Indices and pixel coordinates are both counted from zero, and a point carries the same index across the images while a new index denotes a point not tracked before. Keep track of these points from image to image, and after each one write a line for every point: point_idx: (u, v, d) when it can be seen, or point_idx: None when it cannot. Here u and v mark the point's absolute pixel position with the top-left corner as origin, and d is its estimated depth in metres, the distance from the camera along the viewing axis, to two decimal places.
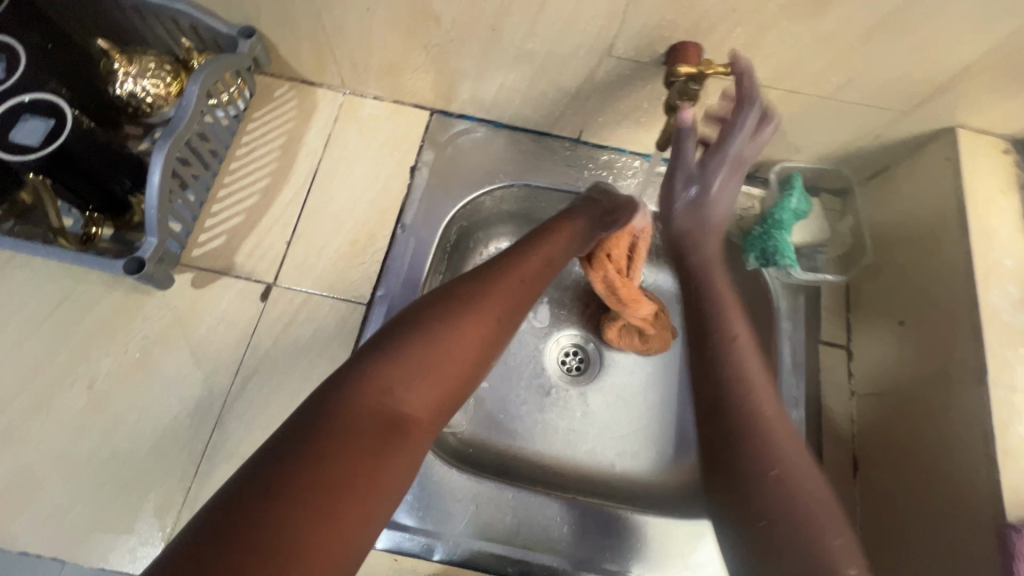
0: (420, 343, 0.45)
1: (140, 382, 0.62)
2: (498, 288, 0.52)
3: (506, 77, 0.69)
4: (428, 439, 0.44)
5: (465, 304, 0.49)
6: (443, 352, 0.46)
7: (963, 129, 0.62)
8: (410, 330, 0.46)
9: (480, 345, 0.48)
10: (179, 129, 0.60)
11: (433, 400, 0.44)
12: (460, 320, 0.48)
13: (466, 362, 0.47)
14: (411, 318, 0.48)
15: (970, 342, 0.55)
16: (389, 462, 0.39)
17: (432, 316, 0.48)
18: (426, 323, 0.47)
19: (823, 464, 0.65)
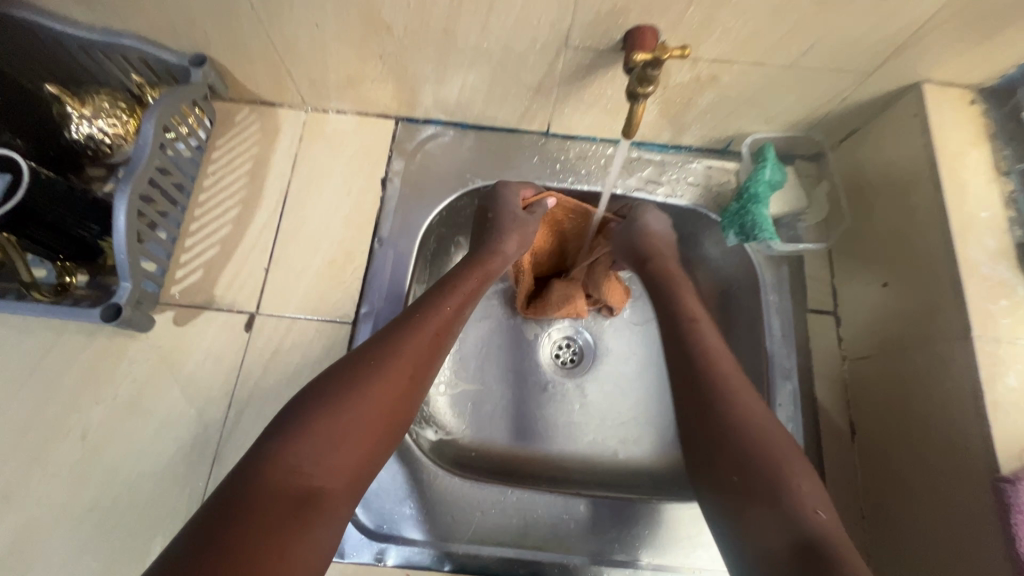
0: (325, 418, 0.46)
1: (134, 426, 0.62)
2: (405, 346, 0.53)
3: (466, 78, 0.68)
4: (344, 510, 0.45)
5: (374, 369, 0.50)
6: (350, 423, 0.47)
7: (929, 83, 0.62)
8: (317, 403, 0.47)
9: (387, 410, 0.49)
10: (138, 172, 0.58)
11: (345, 472, 0.45)
12: (365, 386, 0.49)
13: (378, 426, 0.48)
14: (319, 390, 0.48)
15: (952, 298, 0.55)
16: (300, 542, 0.40)
17: (338, 385, 0.48)
18: (330, 395, 0.48)
19: (820, 432, 0.66)
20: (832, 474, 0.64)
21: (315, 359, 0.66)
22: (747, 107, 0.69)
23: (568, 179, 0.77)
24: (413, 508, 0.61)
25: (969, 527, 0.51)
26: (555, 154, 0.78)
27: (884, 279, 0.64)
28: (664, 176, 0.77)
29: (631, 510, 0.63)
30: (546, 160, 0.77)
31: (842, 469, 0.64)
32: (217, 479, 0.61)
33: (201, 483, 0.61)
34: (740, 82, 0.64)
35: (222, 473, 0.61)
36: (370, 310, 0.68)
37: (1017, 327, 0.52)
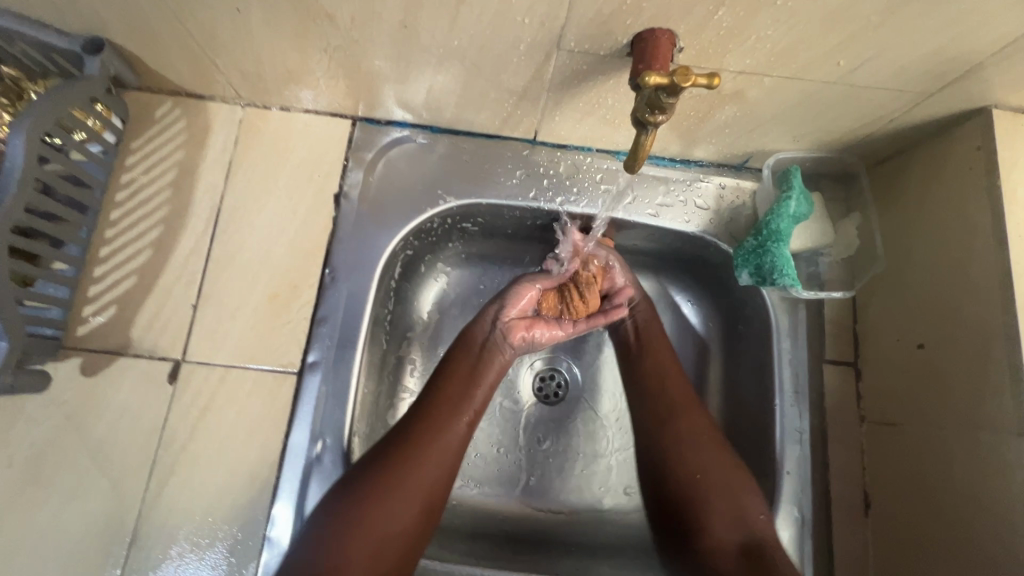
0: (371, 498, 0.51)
1: (35, 502, 0.52)
2: (437, 447, 0.54)
3: (434, 78, 0.55)
4: None
5: (410, 469, 0.53)
6: (383, 525, 0.50)
7: (998, 109, 0.51)
8: (359, 496, 0.51)
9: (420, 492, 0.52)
10: (5, 204, 0.46)
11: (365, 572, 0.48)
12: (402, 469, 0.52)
13: (400, 526, 0.51)
14: (358, 486, 0.51)
15: (1008, 384, 0.46)
16: None
17: (376, 482, 0.51)
18: (370, 490, 0.51)
19: (832, 504, 0.59)
20: (842, 553, 0.57)
21: (253, 418, 0.56)
22: (775, 124, 0.57)
23: (557, 198, 0.65)
24: None
25: None
26: (543, 166, 0.66)
27: (920, 339, 0.55)
28: (668, 196, 0.66)
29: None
30: (531, 174, 0.65)
31: (851, 547, 0.57)
32: (137, 563, 0.52)
33: (117, 567, 0.52)
34: (770, 97, 0.53)
35: (142, 554, 0.52)
36: (319, 359, 0.58)
37: None
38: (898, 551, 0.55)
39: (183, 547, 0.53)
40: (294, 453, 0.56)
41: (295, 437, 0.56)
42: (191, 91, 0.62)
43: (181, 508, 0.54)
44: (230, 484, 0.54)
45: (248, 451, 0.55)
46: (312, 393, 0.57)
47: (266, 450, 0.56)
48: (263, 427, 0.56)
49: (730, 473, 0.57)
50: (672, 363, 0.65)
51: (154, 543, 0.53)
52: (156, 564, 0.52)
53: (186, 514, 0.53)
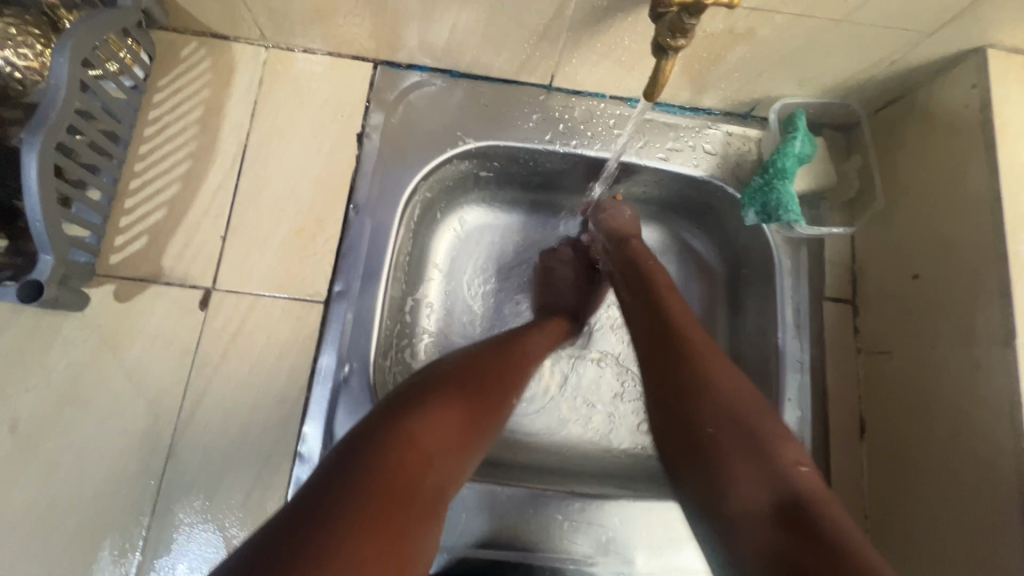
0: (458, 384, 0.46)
1: (72, 419, 0.54)
2: (518, 353, 0.53)
3: (458, 16, 0.57)
4: (447, 500, 0.41)
5: (509, 358, 0.52)
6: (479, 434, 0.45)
7: (993, 49, 0.54)
8: (448, 382, 0.45)
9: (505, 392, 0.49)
10: (50, 121, 0.47)
11: (454, 465, 0.42)
12: (494, 365, 0.50)
13: (489, 417, 0.46)
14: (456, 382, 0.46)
15: (996, 301, 0.50)
16: (426, 507, 0.38)
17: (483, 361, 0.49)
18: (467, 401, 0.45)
19: (829, 430, 0.62)
20: (838, 473, 0.61)
21: (281, 344, 0.58)
22: (782, 66, 0.60)
23: (572, 142, 0.68)
24: None
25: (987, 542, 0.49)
26: (558, 112, 0.68)
27: (914, 270, 0.59)
28: (678, 142, 0.69)
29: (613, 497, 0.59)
30: (546, 119, 0.68)
31: (847, 468, 0.61)
32: (173, 475, 0.55)
33: (153, 480, 0.54)
34: (779, 36, 0.55)
35: (177, 469, 0.55)
36: (345, 289, 0.60)
37: None
38: (891, 468, 0.59)
39: (217, 463, 0.55)
40: (322, 376, 0.58)
41: (323, 361, 0.58)
42: (216, 31, 0.63)
43: (215, 426, 0.56)
44: (260, 405, 0.57)
45: (278, 374, 0.58)
46: (338, 322, 0.59)
47: (295, 374, 0.58)
48: (292, 352, 0.58)
49: (762, 416, 0.45)
50: (667, 282, 0.58)
51: (189, 459, 0.55)
52: (191, 478, 0.55)
53: (219, 432, 0.56)
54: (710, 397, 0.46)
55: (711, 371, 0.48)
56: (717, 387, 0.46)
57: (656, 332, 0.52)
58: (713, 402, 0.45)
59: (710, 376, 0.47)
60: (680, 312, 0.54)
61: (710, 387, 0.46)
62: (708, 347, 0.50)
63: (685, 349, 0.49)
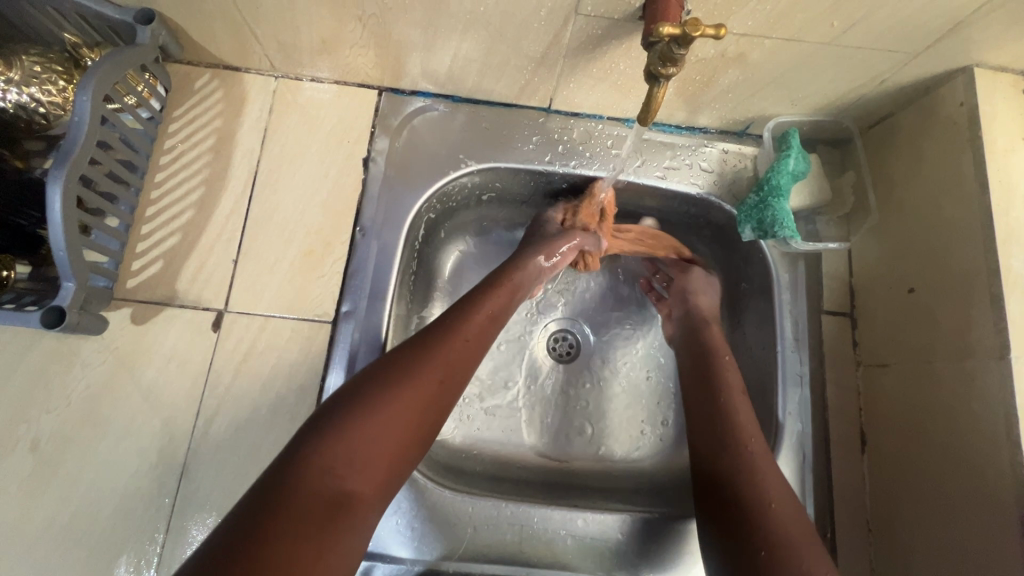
0: (387, 389, 0.45)
1: (91, 438, 0.56)
2: (451, 343, 0.51)
3: (459, 46, 0.59)
4: (374, 512, 0.42)
5: (441, 351, 0.50)
6: (400, 422, 0.44)
7: (979, 68, 0.55)
8: (374, 389, 0.45)
9: (438, 393, 0.48)
10: (74, 154, 0.50)
11: (379, 475, 0.43)
12: (426, 364, 0.48)
13: (419, 423, 0.46)
14: (368, 385, 0.46)
15: (990, 315, 0.50)
16: (345, 527, 0.39)
17: (408, 357, 0.48)
18: (388, 398, 0.45)
19: (831, 442, 0.63)
20: (839, 485, 0.62)
21: (291, 363, 0.60)
22: (774, 87, 0.62)
23: (571, 163, 0.70)
24: (406, 534, 0.58)
25: (989, 553, 0.49)
26: (557, 133, 0.70)
27: (910, 284, 0.60)
28: (674, 160, 0.70)
29: (659, 527, 0.61)
30: (546, 141, 0.70)
31: (849, 481, 0.62)
32: (187, 493, 0.56)
33: (168, 498, 0.56)
34: (770, 60, 0.57)
35: (191, 487, 0.56)
36: (352, 309, 0.62)
37: None
38: (892, 481, 0.59)
39: (229, 480, 0.57)
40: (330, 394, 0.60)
41: (331, 380, 0.60)
42: (229, 63, 0.66)
43: (227, 444, 0.58)
44: (271, 423, 0.58)
45: (288, 393, 0.59)
46: (346, 341, 0.61)
47: (304, 393, 0.60)
48: (301, 370, 0.60)
49: (807, 542, 0.46)
50: (739, 387, 0.60)
51: (202, 477, 0.57)
52: (204, 496, 0.56)
53: (231, 450, 0.57)
54: (770, 526, 0.48)
55: (771, 494, 0.50)
56: (778, 519, 0.48)
57: (725, 451, 0.55)
58: (757, 503, 0.50)
59: (768, 500, 0.50)
60: (734, 403, 0.58)
61: (772, 511, 0.49)
62: (756, 443, 0.55)
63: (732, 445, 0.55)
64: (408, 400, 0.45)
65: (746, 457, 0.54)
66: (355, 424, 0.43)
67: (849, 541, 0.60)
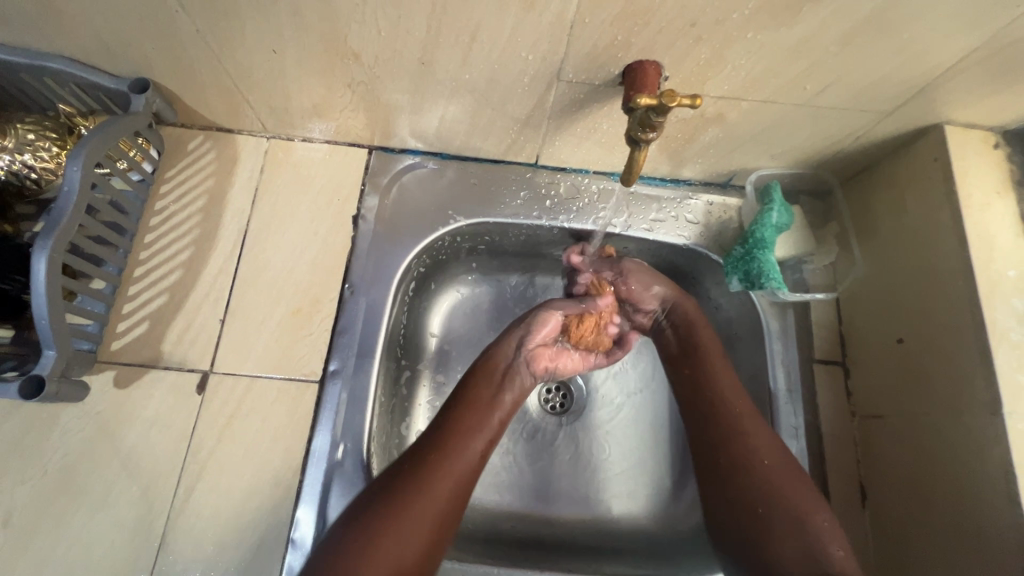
0: (385, 525, 0.49)
1: (66, 510, 0.54)
2: (451, 464, 0.54)
3: (446, 109, 0.61)
4: None
5: (441, 466, 0.54)
6: (391, 560, 0.48)
7: (950, 125, 0.57)
8: (370, 521, 0.49)
9: (438, 516, 0.52)
10: (60, 224, 0.50)
11: None
12: (431, 486, 0.52)
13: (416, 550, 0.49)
14: (369, 517, 0.49)
15: (980, 370, 0.50)
16: None
17: (408, 480, 0.52)
18: (374, 534, 0.48)
19: (831, 498, 0.62)
20: None
21: (277, 425, 0.59)
22: (754, 143, 0.63)
23: (559, 217, 0.71)
24: None
25: None
26: (544, 188, 0.71)
27: (899, 335, 0.60)
28: (660, 213, 0.72)
29: None
30: (534, 195, 0.71)
31: (851, 538, 0.60)
32: (164, 568, 0.54)
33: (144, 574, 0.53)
34: (748, 119, 0.59)
35: (168, 560, 0.54)
36: (340, 368, 0.61)
37: None
38: (895, 539, 0.57)
39: (209, 552, 0.54)
40: (316, 457, 0.58)
41: (317, 443, 0.59)
42: (222, 125, 0.68)
43: (207, 514, 0.55)
44: (254, 489, 0.57)
45: (272, 457, 0.58)
46: (333, 401, 0.60)
47: (290, 456, 0.58)
48: (287, 434, 0.59)
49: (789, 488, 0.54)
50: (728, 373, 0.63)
51: (180, 551, 0.54)
52: (182, 569, 0.54)
53: (212, 520, 0.55)
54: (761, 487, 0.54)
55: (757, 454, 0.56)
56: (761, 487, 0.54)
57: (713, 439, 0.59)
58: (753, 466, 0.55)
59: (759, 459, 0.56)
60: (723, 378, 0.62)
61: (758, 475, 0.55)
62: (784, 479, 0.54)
63: (770, 504, 0.53)
64: (414, 525, 0.50)
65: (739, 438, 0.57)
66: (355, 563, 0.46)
67: None
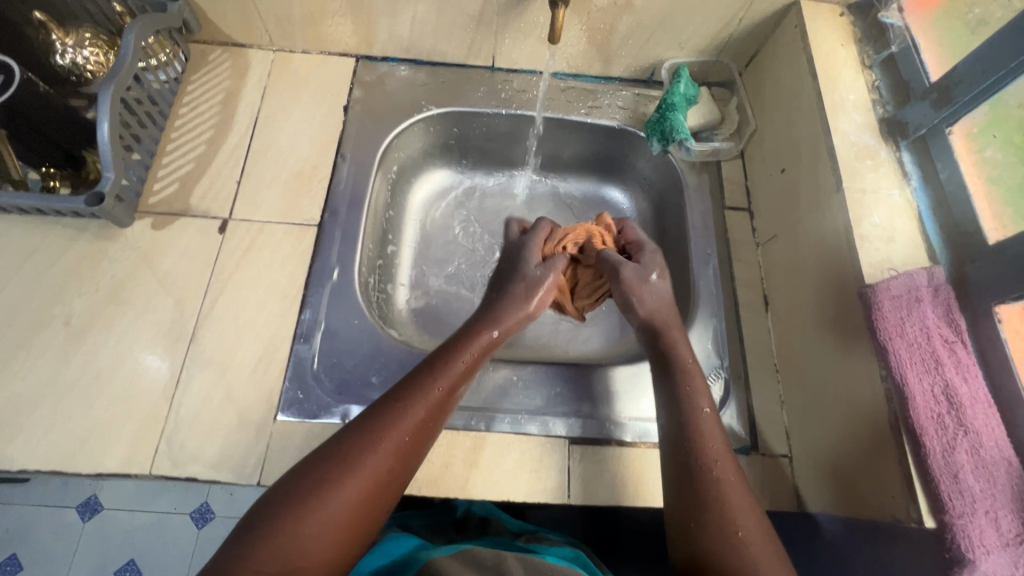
0: (328, 487, 0.48)
1: (114, 315, 0.67)
2: (402, 421, 0.53)
3: (416, 9, 0.78)
4: None
5: (396, 416, 0.53)
6: (332, 513, 0.47)
7: (804, 1, 0.74)
8: (328, 471, 0.49)
9: (391, 473, 0.51)
10: (120, 74, 0.66)
11: (326, 559, 0.46)
12: (378, 445, 0.51)
13: (362, 503, 0.49)
14: (323, 468, 0.49)
15: (829, 165, 0.65)
16: None
17: (359, 440, 0.51)
18: (290, 542, 0.45)
19: (740, 305, 0.75)
20: (749, 334, 0.73)
21: (284, 256, 0.73)
22: (662, 31, 0.80)
23: (513, 106, 0.86)
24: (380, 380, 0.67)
25: (847, 336, 0.60)
26: (500, 85, 0.87)
27: (781, 166, 0.74)
28: (596, 101, 0.87)
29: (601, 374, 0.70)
30: (492, 91, 0.87)
31: (757, 332, 0.74)
32: (195, 356, 0.66)
33: (178, 360, 0.66)
34: (651, 6, 0.75)
35: (198, 351, 0.66)
36: (335, 214, 0.75)
37: (879, 179, 0.63)
38: (786, 322, 0.71)
39: (231, 345, 0.67)
40: (317, 278, 0.72)
41: (317, 267, 0.72)
42: (237, 40, 0.84)
43: (229, 317, 0.68)
44: (267, 301, 0.70)
45: (281, 277, 0.71)
46: (331, 238, 0.74)
47: (297, 277, 0.72)
48: (293, 261, 0.72)
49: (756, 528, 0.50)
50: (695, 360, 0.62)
51: (208, 344, 0.67)
52: (210, 357, 0.66)
53: (233, 323, 0.68)
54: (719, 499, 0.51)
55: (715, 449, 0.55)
56: (749, 521, 0.50)
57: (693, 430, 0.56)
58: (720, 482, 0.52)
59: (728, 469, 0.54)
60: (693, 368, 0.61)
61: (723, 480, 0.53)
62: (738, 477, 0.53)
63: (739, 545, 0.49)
64: (363, 484, 0.49)
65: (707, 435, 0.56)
66: (306, 535, 0.46)
67: (760, 378, 0.71)
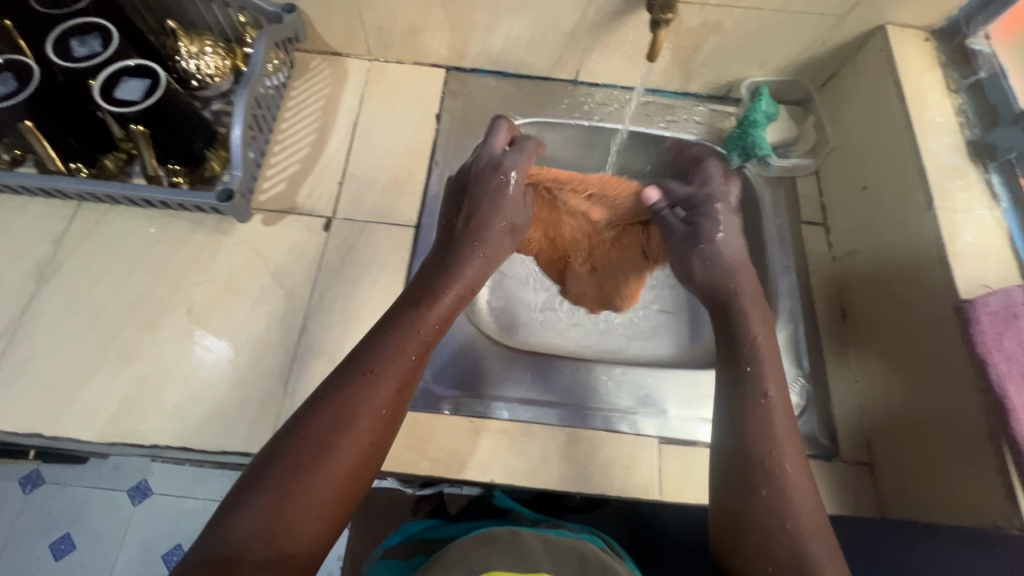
0: (309, 465, 0.47)
1: (231, 304, 0.72)
2: (370, 390, 0.51)
3: (512, 25, 0.82)
4: None
5: (366, 383, 0.52)
6: (318, 490, 0.46)
7: (891, 26, 0.77)
8: (302, 449, 0.47)
9: (368, 443, 0.50)
10: (253, 80, 0.73)
11: (319, 530, 0.46)
12: (355, 419, 0.50)
13: (346, 470, 0.48)
14: (299, 445, 0.48)
15: (919, 184, 0.68)
16: None
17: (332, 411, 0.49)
18: (277, 517, 0.44)
19: (819, 315, 0.78)
20: (828, 344, 0.76)
21: (384, 254, 0.77)
22: (746, 51, 0.83)
23: (595, 118, 0.90)
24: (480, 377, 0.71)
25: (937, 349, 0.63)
26: (582, 98, 0.91)
27: (863, 183, 0.77)
28: (674, 116, 0.91)
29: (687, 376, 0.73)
30: (574, 103, 0.91)
31: (836, 342, 0.76)
32: (305, 345, 0.70)
33: (290, 348, 0.70)
34: (740, 27, 0.79)
35: (308, 340, 0.70)
36: (431, 217, 0.80)
37: (969, 199, 0.66)
38: (868, 334, 0.73)
39: (338, 336, 0.71)
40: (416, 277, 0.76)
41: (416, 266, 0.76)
42: (337, 50, 0.89)
43: (336, 310, 0.73)
44: (370, 296, 0.74)
45: (383, 274, 0.75)
46: (428, 239, 0.78)
47: (397, 275, 0.76)
48: (393, 260, 0.77)
49: (807, 521, 0.50)
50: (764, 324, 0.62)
51: (317, 334, 0.71)
52: (319, 346, 0.70)
53: (339, 315, 0.72)
54: (777, 492, 0.51)
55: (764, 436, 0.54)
56: (804, 512, 0.50)
57: (753, 413, 0.55)
58: (774, 466, 0.52)
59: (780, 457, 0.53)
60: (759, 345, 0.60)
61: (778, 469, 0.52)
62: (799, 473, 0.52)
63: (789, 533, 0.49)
64: (344, 457, 0.48)
65: (768, 426, 0.54)
66: (295, 512, 0.45)
67: (841, 387, 0.73)
